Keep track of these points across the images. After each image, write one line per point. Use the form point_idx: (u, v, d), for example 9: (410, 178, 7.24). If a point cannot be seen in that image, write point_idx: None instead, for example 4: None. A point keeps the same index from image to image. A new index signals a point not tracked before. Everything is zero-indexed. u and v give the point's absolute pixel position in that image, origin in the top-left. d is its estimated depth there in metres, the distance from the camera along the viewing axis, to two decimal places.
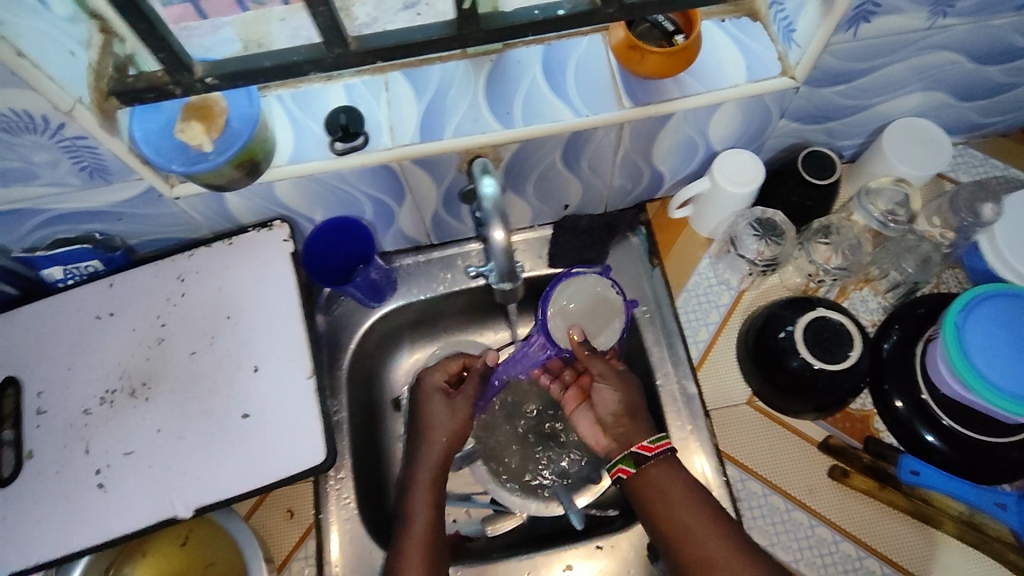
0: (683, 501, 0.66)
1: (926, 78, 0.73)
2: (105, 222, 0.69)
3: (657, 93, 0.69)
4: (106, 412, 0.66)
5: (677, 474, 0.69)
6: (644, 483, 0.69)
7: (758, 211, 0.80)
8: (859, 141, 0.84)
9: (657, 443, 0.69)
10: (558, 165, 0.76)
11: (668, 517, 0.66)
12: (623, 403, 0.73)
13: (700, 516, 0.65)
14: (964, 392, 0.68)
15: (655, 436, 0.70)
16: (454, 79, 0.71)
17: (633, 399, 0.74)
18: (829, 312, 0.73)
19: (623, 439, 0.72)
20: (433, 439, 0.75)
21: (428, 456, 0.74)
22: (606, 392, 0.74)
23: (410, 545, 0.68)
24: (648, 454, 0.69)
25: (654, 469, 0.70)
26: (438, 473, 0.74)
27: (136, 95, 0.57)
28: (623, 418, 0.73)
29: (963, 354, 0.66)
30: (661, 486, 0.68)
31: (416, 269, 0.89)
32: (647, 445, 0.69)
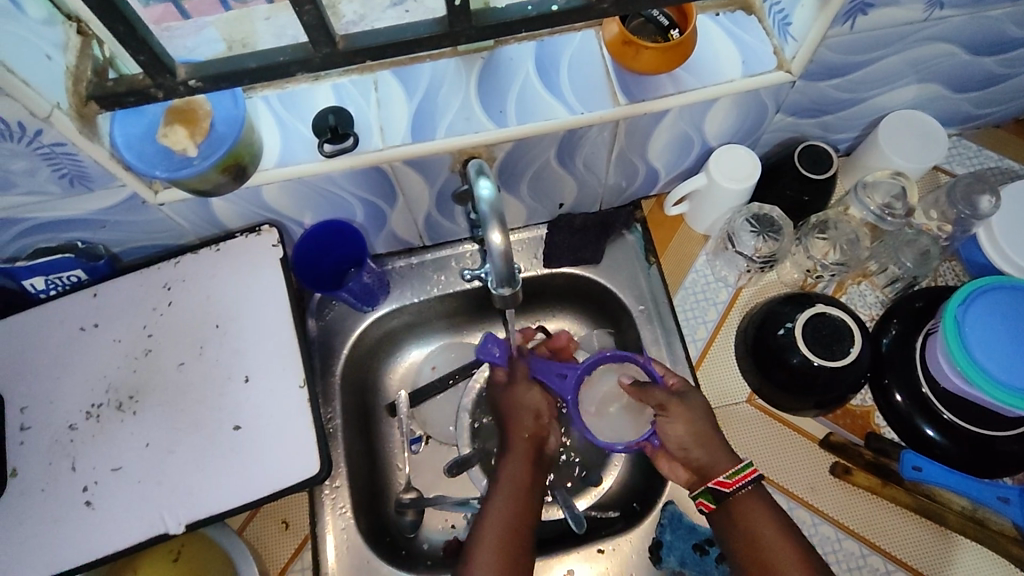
0: (774, 541, 0.63)
1: (922, 70, 0.73)
2: (87, 231, 0.67)
3: (652, 89, 0.68)
4: (93, 427, 0.64)
5: (769, 513, 0.65)
6: (731, 517, 0.66)
7: (754, 207, 0.79)
8: (854, 134, 0.83)
9: (738, 475, 0.66)
10: (552, 163, 0.74)
11: (756, 555, 0.63)
12: (694, 432, 0.70)
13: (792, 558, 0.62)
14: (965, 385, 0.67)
15: (734, 469, 0.67)
16: (445, 78, 0.69)
17: (704, 426, 0.70)
18: (829, 308, 0.72)
19: (704, 465, 0.69)
20: (522, 428, 0.77)
21: (515, 447, 0.75)
22: (673, 425, 0.71)
23: (488, 541, 0.66)
24: (726, 490, 0.66)
25: (747, 511, 0.66)
26: (524, 467, 0.73)
27: (117, 99, 0.55)
28: (692, 448, 0.69)
29: (963, 345, 0.66)
30: (751, 521, 0.65)
31: (409, 272, 0.87)
32: (722, 479, 0.67)
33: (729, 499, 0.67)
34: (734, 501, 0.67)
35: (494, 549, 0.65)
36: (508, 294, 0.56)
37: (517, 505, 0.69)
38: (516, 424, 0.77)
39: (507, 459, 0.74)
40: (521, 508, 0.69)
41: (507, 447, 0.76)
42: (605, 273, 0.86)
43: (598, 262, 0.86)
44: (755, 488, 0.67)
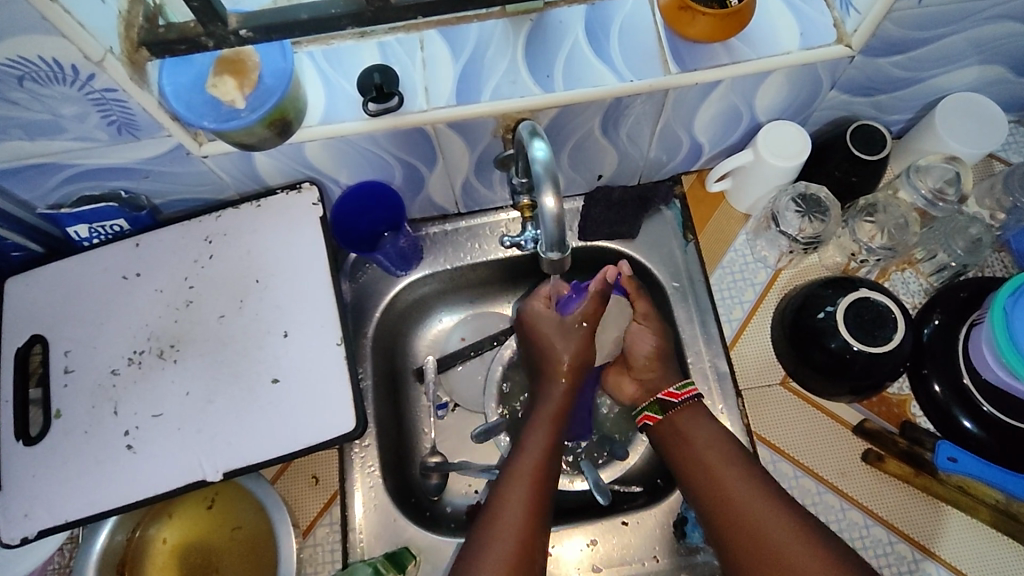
0: (706, 447, 0.69)
1: (986, 50, 0.69)
2: (131, 180, 0.68)
3: (705, 59, 0.66)
4: (134, 373, 0.65)
5: (702, 418, 0.72)
6: (670, 429, 0.73)
7: (800, 186, 0.77)
8: (908, 116, 0.80)
9: (685, 389, 0.73)
10: (596, 133, 0.73)
11: (692, 463, 0.69)
12: (655, 351, 0.77)
13: (722, 462, 0.68)
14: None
15: (679, 385, 0.74)
16: (492, 40, 0.68)
17: (664, 344, 0.77)
18: (873, 293, 0.70)
19: (652, 381, 0.76)
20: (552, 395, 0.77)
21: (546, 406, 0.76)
22: (638, 342, 0.78)
23: (522, 475, 0.69)
24: (674, 401, 0.73)
25: (677, 421, 0.73)
26: (549, 424, 0.74)
27: (166, 47, 0.55)
28: (649, 364, 0.77)
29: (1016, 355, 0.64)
30: (685, 431, 0.71)
31: (443, 238, 0.87)
32: (670, 391, 0.74)
33: (668, 416, 0.73)
34: (673, 418, 0.73)
35: (518, 517, 0.66)
36: (557, 259, 0.55)
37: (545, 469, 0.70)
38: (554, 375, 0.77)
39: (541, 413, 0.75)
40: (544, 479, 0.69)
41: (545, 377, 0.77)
42: (640, 249, 0.86)
43: (633, 237, 0.86)
44: (695, 403, 0.73)
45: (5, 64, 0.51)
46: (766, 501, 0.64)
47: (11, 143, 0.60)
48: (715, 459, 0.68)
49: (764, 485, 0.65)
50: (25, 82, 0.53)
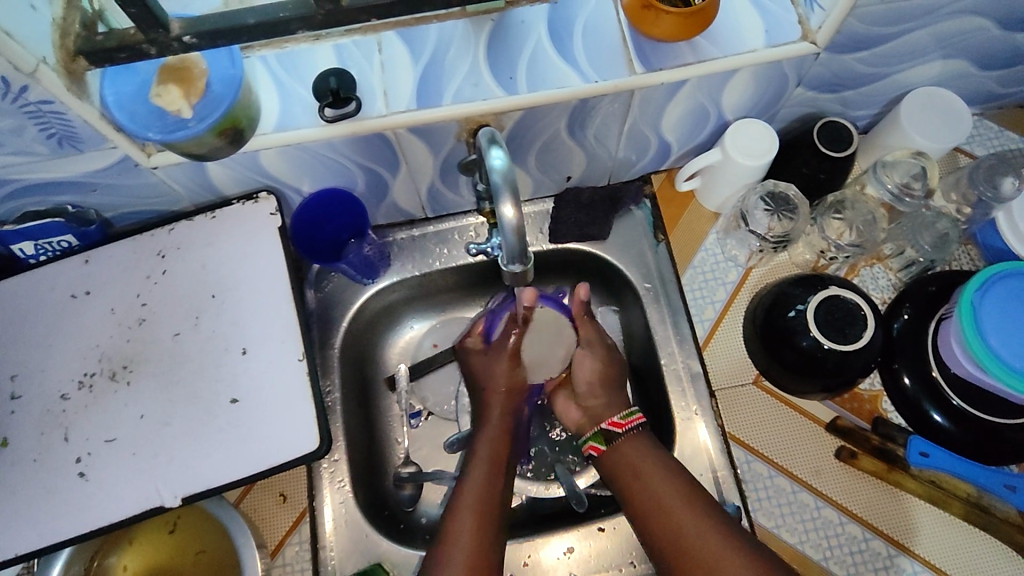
0: (654, 476, 0.67)
1: (950, 44, 0.69)
2: (78, 194, 0.66)
3: (671, 57, 0.65)
4: (85, 397, 0.61)
5: (648, 447, 0.69)
6: (619, 464, 0.70)
7: (769, 184, 0.76)
8: (874, 111, 0.80)
9: (631, 417, 0.72)
10: (562, 134, 0.72)
11: (639, 489, 0.67)
12: (595, 375, 0.77)
13: (671, 489, 0.66)
14: (999, 386, 0.65)
15: (625, 412, 0.72)
16: (452, 41, 0.66)
17: (609, 367, 0.78)
18: (843, 291, 0.70)
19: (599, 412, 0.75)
20: (491, 419, 0.75)
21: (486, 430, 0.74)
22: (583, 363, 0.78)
23: (456, 535, 0.64)
24: (619, 430, 0.71)
25: (629, 460, 0.69)
26: (490, 468, 0.71)
27: (107, 56, 0.52)
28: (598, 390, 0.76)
29: (986, 347, 0.64)
30: (630, 461, 0.69)
31: (411, 244, 0.85)
32: (618, 421, 0.72)
33: (614, 445, 0.71)
34: (621, 448, 0.70)
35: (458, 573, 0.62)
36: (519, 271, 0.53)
37: (490, 489, 0.68)
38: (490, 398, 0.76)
39: (476, 458, 0.72)
40: (492, 492, 0.69)
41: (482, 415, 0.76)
42: (611, 250, 0.85)
43: (604, 239, 0.85)
44: (639, 433, 0.71)
45: None
46: (735, 550, 0.60)
47: None
48: (659, 486, 0.66)
49: (730, 535, 0.61)
50: None
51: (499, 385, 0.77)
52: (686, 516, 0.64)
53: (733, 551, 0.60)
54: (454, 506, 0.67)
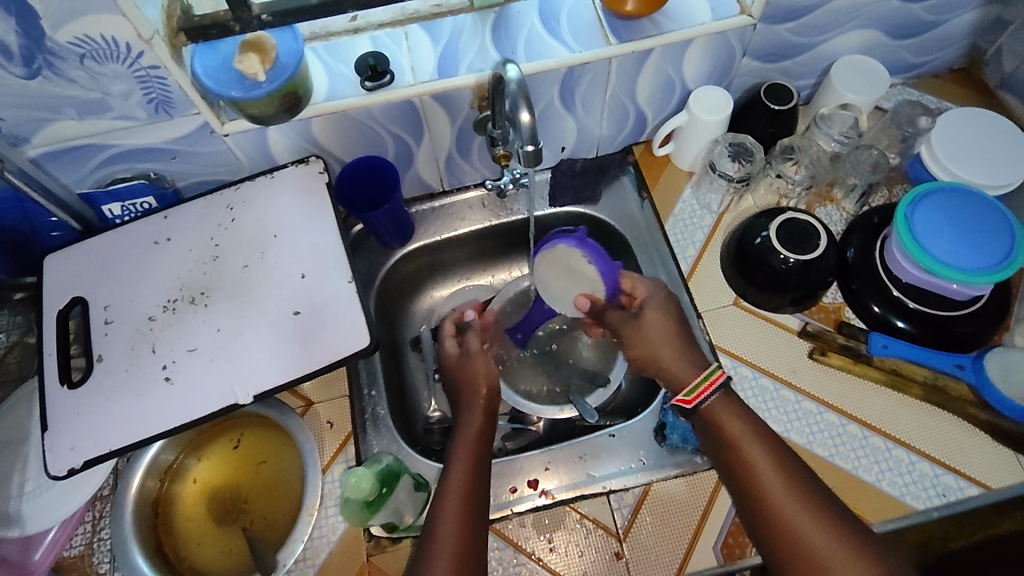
0: (751, 447, 0.67)
1: (861, 16, 0.86)
2: (159, 162, 0.79)
3: (638, 32, 0.81)
4: (169, 317, 0.73)
5: (740, 410, 0.70)
6: (706, 422, 0.71)
7: (731, 136, 0.91)
8: (812, 81, 0.97)
9: (704, 385, 0.71)
10: (556, 103, 0.87)
11: (725, 448, 0.68)
12: (657, 346, 0.77)
13: (765, 458, 0.66)
14: (948, 284, 0.78)
15: (691, 388, 0.72)
16: (464, 29, 0.83)
17: (672, 334, 0.77)
18: (797, 214, 0.84)
19: (670, 379, 0.75)
20: (477, 404, 0.78)
21: (466, 430, 0.75)
22: (649, 334, 0.78)
23: (447, 528, 0.64)
24: (687, 407, 0.71)
25: (713, 418, 0.70)
26: (470, 466, 0.70)
27: (201, 32, 0.68)
28: (661, 365, 0.76)
29: (932, 255, 0.77)
30: (721, 423, 0.69)
31: (431, 215, 0.99)
32: (685, 398, 0.71)
33: (699, 411, 0.71)
34: (702, 412, 0.71)
35: (442, 565, 0.62)
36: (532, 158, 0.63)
37: (472, 487, 0.68)
38: (470, 403, 0.78)
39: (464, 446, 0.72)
40: (477, 488, 0.68)
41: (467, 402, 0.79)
42: (604, 210, 0.99)
43: (597, 201, 0.99)
44: (724, 392, 0.71)
45: (72, 42, 0.61)
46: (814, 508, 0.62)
47: (62, 122, 0.70)
48: (754, 453, 0.66)
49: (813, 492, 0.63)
50: (85, 59, 0.63)
51: (483, 384, 0.80)
52: (783, 492, 0.63)
53: (817, 512, 0.61)
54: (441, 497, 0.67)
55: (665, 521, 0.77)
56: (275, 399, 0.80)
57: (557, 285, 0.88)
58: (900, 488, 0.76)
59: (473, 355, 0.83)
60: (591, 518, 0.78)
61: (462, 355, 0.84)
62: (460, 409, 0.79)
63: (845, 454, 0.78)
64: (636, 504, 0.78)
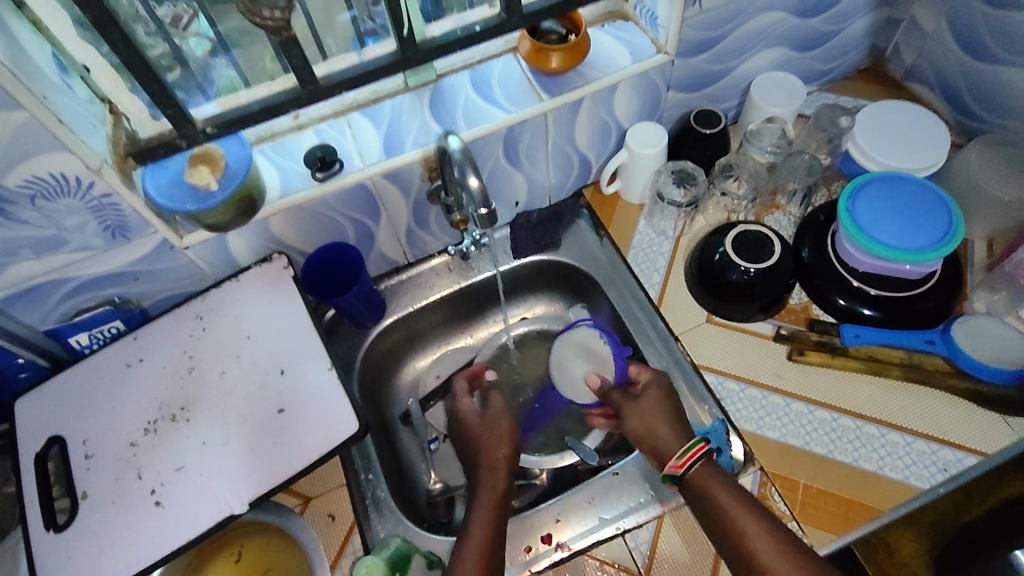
0: (743, 516, 0.68)
1: (767, 37, 0.93)
2: (122, 285, 0.79)
3: (567, 84, 0.86)
4: (152, 439, 0.72)
5: (722, 479, 0.72)
6: (695, 491, 0.72)
7: (673, 165, 0.96)
8: (736, 101, 1.03)
9: (690, 455, 0.73)
10: (502, 162, 0.90)
11: (718, 515, 0.69)
12: (654, 420, 0.79)
13: (761, 530, 0.67)
14: (903, 266, 0.81)
15: (682, 452, 0.74)
16: (403, 109, 0.86)
17: (666, 409, 0.80)
18: (747, 226, 0.88)
19: (660, 450, 0.77)
20: (499, 460, 0.80)
21: (486, 491, 0.76)
22: (650, 408, 0.80)
23: None
24: (678, 472, 0.73)
25: (702, 486, 0.72)
26: (488, 524, 0.71)
27: (149, 152, 0.70)
28: (659, 436, 0.78)
29: (879, 242, 0.81)
30: (709, 493, 0.71)
31: (401, 288, 1.00)
32: (676, 463, 0.73)
33: (688, 478, 0.73)
34: (690, 480, 0.73)
35: None
36: (487, 216, 0.66)
37: (490, 545, 0.69)
38: (491, 462, 0.80)
39: (482, 506, 0.74)
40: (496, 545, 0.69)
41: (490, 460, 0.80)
42: (567, 253, 1.01)
43: (559, 246, 1.02)
44: (706, 461, 0.73)
45: (23, 185, 0.63)
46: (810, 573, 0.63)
47: (21, 264, 0.70)
48: (749, 525, 0.67)
49: (806, 558, 0.64)
50: (37, 199, 0.64)
51: (505, 443, 0.82)
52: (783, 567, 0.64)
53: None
54: (459, 553, 0.68)
55: (684, 551, 0.76)
56: (271, 502, 0.77)
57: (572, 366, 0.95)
58: (903, 471, 0.77)
59: (499, 413, 0.86)
60: (611, 563, 0.77)
61: (489, 407, 0.87)
62: (479, 469, 0.80)
63: (842, 448, 0.79)
64: (653, 539, 0.77)
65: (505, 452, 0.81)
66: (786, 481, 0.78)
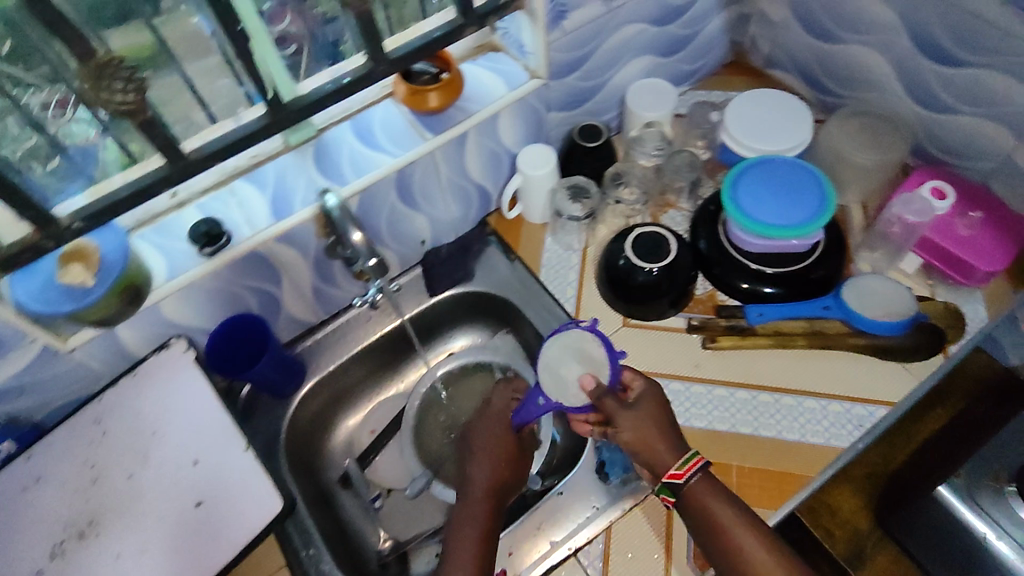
0: (742, 532, 0.67)
1: (631, 48, 0.98)
2: (6, 402, 0.74)
3: (448, 120, 0.87)
4: (60, 564, 0.66)
5: (719, 491, 0.70)
6: (693, 505, 0.70)
7: (570, 179, 0.98)
8: (616, 111, 1.07)
9: (688, 466, 0.70)
10: (399, 205, 0.89)
11: (717, 530, 0.68)
12: (646, 429, 0.73)
13: (758, 544, 0.67)
14: (791, 240, 0.87)
15: (684, 460, 0.71)
16: (288, 169, 0.83)
17: (659, 420, 0.74)
18: (642, 228, 0.91)
19: (648, 459, 0.73)
20: (500, 451, 0.83)
21: (481, 483, 0.80)
22: (640, 419, 0.74)
23: None
24: (679, 482, 0.70)
25: (699, 501, 0.70)
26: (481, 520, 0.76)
27: (13, 260, 0.64)
28: (650, 448, 0.73)
29: (765, 224, 0.86)
30: (707, 508, 0.69)
31: (317, 348, 0.97)
32: (676, 472, 0.70)
33: (683, 489, 0.71)
34: (687, 492, 0.71)
35: None
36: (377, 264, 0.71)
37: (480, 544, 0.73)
38: (492, 455, 0.82)
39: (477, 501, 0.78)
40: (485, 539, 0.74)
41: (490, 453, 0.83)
42: (481, 283, 1.01)
43: (472, 277, 1.02)
44: (703, 472, 0.71)
45: None
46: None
47: None
48: (748, 541, 0.67)
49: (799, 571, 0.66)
50: None
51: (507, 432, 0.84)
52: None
53: None
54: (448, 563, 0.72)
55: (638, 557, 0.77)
56: None
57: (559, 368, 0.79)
58: (823, 434, 0.81)
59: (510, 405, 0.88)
60: None
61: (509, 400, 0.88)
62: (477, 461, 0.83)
63: (767, 423, 0.82)
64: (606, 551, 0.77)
65: (506, 444, 0.83)
66: (719, 466, 0.80)
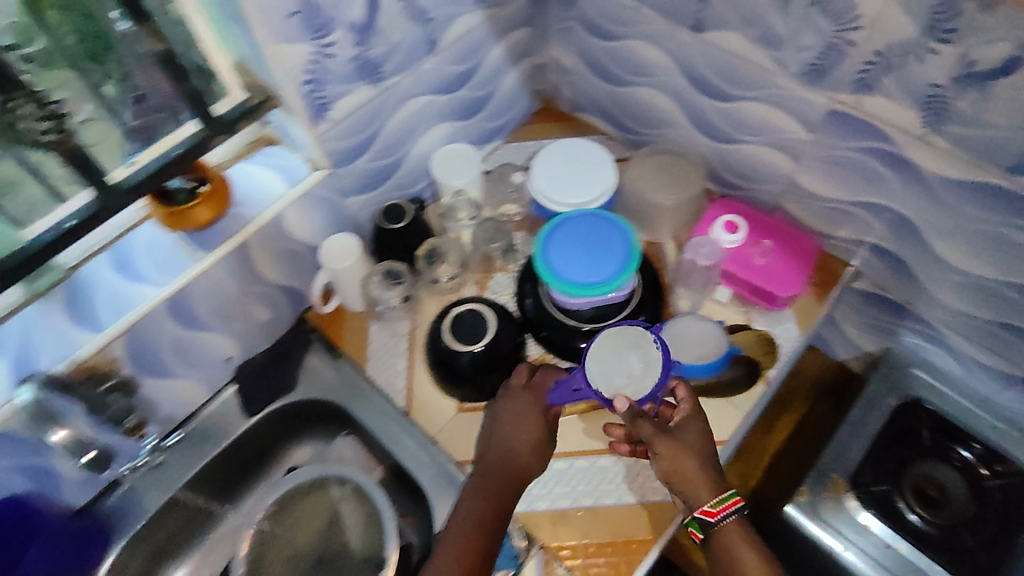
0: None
1: (422, 120, 0.94)
2: None
3: (223, 233, 0.79)
4: None
5: (748, 538, 0.73)
6: (719, 547, 0.72)
7: (383, 264, 0.92)
8: (427, 180, 1.03)
9: (727, 504, 0.73)
10: (183, 334, 0.81)
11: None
12: (684, 464, 0.74)
13: None
14: (607, 295, 0.86)
15: (717, 500, 0.73)
16: (36, 322, 0.73)
17: (708, 446, 0.76)
18: (457, 308, 0.87)
19: (682, 489, 0.74)
20: (492, 478, 0.77)
21: (464, 520, 0.74)
22: (681, 455, 0.74)
23: None
24: (711, 519, 0.72)
25: (727, 544, 0.72)
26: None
27: None
28: (677, 482, 0.74)
29: (575, 285, 0.85)
30: (734, 551, 0.71)
31: (122, 504, 0.86)
32: (710, 509, 0.72)
33: (718, 525, 0.73)
34: (719, 530, 0.73)
35: None
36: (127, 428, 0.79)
37: None
38: (505, 466, 0.78)
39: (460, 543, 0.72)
40: None
41: (500, 465, 0.78)
42: (306, 389, 0.94)
43: (296, 385, 0.94)
44: (738, 516, 0.74)
45: None
46: None
47: None
48: None
49: None
50: None
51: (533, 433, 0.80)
52: None
53: None
54: None
55: None
56: None
57: (619, 353, 0.78)
58: (661, 489, 0.81)
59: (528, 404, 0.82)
60: None
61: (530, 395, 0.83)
62: (483, 476, 0.78)
63: (607, 491, 0.81)
64: None
65: (522, 451, 0.79)
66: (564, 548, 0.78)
